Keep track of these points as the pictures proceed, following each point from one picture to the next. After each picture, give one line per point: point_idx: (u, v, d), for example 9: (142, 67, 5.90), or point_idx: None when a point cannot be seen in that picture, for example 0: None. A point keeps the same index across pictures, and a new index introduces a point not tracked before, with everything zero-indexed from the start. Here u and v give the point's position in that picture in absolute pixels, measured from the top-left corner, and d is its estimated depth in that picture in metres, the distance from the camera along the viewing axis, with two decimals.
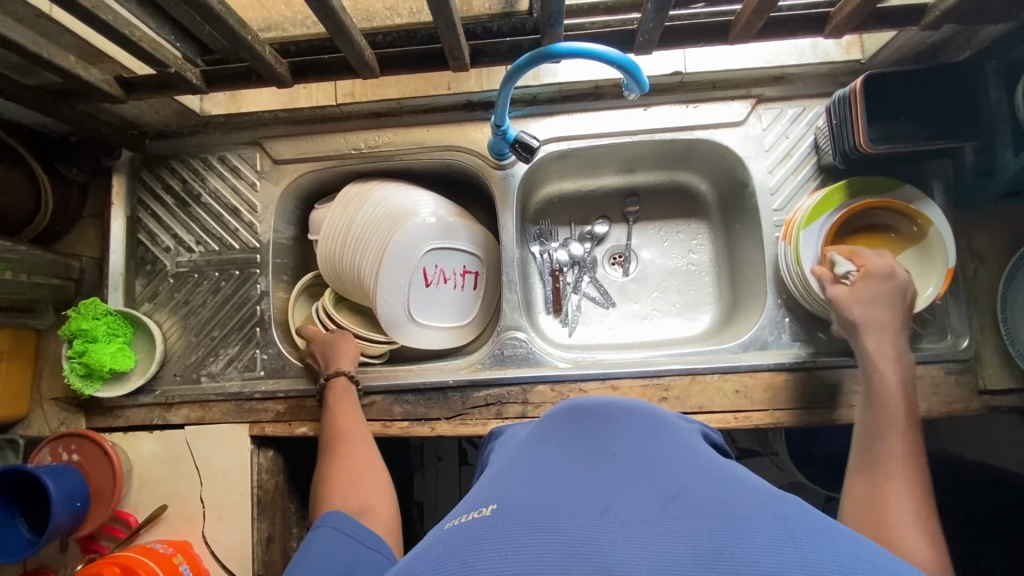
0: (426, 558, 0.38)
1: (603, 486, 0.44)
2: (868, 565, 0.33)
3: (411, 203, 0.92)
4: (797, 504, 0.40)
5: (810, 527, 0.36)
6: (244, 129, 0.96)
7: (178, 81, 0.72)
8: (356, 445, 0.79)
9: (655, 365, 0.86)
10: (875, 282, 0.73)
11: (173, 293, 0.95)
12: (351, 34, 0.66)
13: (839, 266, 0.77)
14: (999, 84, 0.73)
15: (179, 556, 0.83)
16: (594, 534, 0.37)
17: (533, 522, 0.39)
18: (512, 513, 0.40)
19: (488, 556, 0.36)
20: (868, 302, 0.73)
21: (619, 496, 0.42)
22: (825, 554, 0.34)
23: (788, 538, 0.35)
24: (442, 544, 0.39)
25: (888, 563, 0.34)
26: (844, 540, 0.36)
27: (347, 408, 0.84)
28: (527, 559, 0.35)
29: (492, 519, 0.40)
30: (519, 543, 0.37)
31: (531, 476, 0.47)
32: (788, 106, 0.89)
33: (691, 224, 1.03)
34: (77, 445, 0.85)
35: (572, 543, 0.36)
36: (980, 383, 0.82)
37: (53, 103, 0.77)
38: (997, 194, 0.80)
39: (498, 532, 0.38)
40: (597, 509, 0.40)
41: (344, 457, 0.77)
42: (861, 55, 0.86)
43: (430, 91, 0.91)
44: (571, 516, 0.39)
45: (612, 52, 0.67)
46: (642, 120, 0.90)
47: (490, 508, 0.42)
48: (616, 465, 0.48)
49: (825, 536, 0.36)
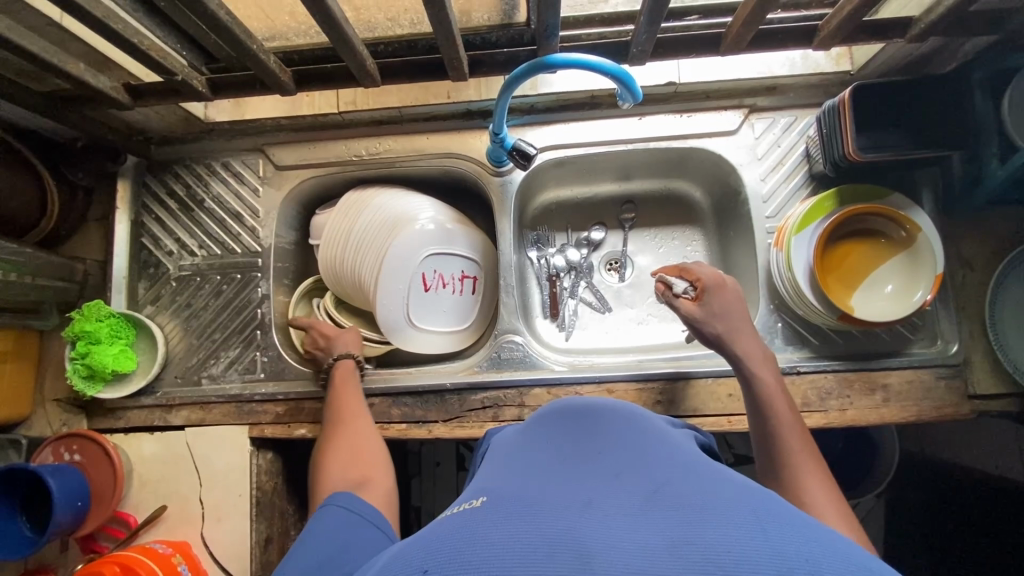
0: (417, 548, 0.40)
1: (588, 482, 0.45)
2: (837, 557, 0.34)
3: (409, 209, 0.93)
4: (774, 499, 0.41)
5: (786, 521, 0.38)
6: (248, 136, 0.98)
7: (184, 88, 0.74)
8: (357, 427, 0.80)
9: (650, 369, 0.87)
10: (716, 294, 0.76)
11: (175, 296, 0.97)
12: (354, 43, 0.68)
13: (675, 284, 0.79)
14: (985, 95, 0.76)
15: (178, 556, 0.83)
16: (577, 524, 0.39)
17: (519, 512, 0.40)
18: (501, 506, 0.41)
19: (474, 545, 0.37)
20: (717, 315, 0.75)
21: (601, 492, 0.44)
22: (798, 546, 0.35)
23: (763, 531, 0.36)
24: (432, 534, 0.41)
25: (858, 555, 0.35)
26: (815, 532, 0.37)
27: (350, 393, 0.85)
28: (511, 548, 0.36)
29: (481, 512, 0.41)
30: (505, 534, 0.38)
31: (521, 473, 0.49)
32: (780, 115, 0.91)
33: (686, 231, 1.05)
34: (78, 445, 0.86)
35: (553, 530, 0.38)
36: (969, 388, 0.83)
37: (61, 109, 0.79)
38: (985, 202, 0.81)
39: (485, 521, 0.39)
40: (579, 502, 0.42)
41: (342, 437, 0.79)
42: (851, 67, 0.88)
43: (431, 99, 0.92)
44: (557, 509, 0.40)
45: (605, 63, 0.68)
46: (637, 129, 0.92)
47: (480, 500, 0.44)
48: (602, 463, 0.49)
49: (801, 530, 0.37)
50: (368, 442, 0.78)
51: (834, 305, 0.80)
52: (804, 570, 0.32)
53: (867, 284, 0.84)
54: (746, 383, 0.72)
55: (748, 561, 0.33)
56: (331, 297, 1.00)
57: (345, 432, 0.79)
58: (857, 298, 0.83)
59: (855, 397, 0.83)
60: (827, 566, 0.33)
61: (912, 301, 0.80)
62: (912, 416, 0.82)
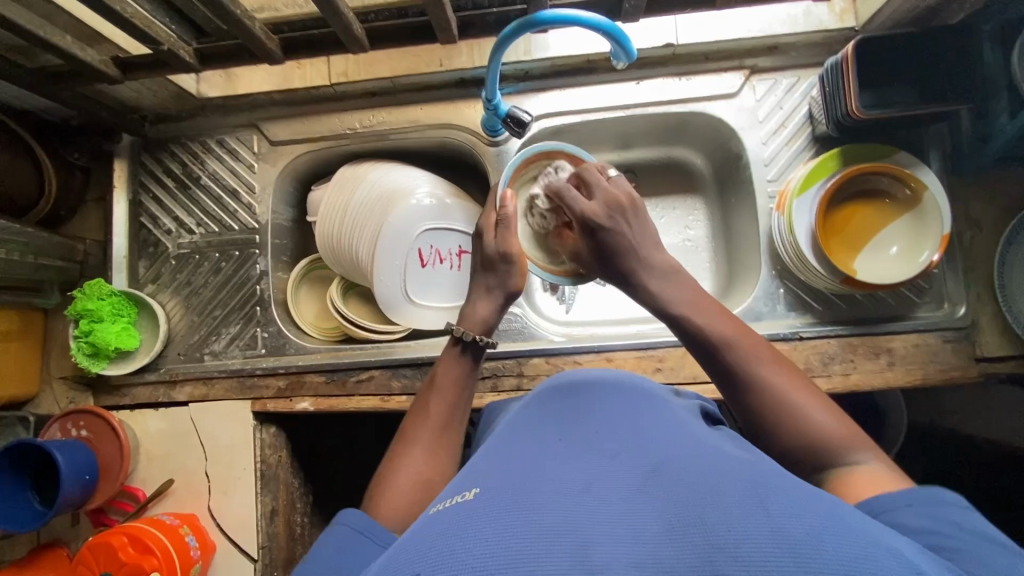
0: (411, 542, 0.38)
1: (588, 463, 0.45)
2: (842, 533, 0.34)
3: (406, 182, 0.93)
4: (779, 476, 0.41)
5: (790, 496, 0.37)
6: (241, 111, 0.97)
7: (172, 58, 0.73)
8: (443, 415, 0.67)
9: (650, 338, 0.87)
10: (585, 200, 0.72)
11: (175, 274, 0.97)
12: (339, 7, 0.67)
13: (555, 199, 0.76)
14: (993, 48, 0.74)
15: (185, 527, 0.85)
16: (578, 514, 0.38)
17: (515, 501, 0.39)
18: (497, 493, 0.41)
19: (470, 535, 0.36)
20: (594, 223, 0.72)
21: (600, 476, 0.43)
22: (802, 522, 0.34)
23: (767, 508, 0.36)
24: (426, 529, 0.39)
25: (862, 528, 0.35)
26: (819, 505, 0.36)
27: (452, 393, 0.68)
28: (508, 539, 0.36)
29: (478, 499, 0.40)
30: (502, 522, 0.37)
31: (518, 454, 0.48)
32: (782, 76, 0.89)
33: (687, 200, 1.03)
34: (84, 421, 0.88)
35: (553, 522, 0.37)
36: (976, 350, 0.81)
37: (52, 85, 0.78)
38: (994, 159, 0.79)
39: (482, 512, 0.38)
40: (580, 488, 0.41)
41: (419, 429, 0.65)
42: (855, 23, 0.84)
43: (424, 68, 0.90)
44: (554, 495, 0.40)
45: (598, 19, 0.67)
46: (635, 94, 0.90)
47: (474, 491, 0.42)
48: (599, 443, 0.49)
49: (805, 505, 0.36)
50: (450, 444, 0.66)
51: (836, 268, 0.79)
52: (810, 551, 0.32)
53: (870, 248, 0.82)
54: (688, 329, 0.62)
55: (753, 544, 0.33)
56: (336, 282, 0.99)
57: (427, 423, 0.66)
58: (859, 261, 0.82)
59: (859, 361, 0.82)
60: (833, 543, 0.32)
61: (919, 261, 0.78)
62: (917, 379, 0.81)
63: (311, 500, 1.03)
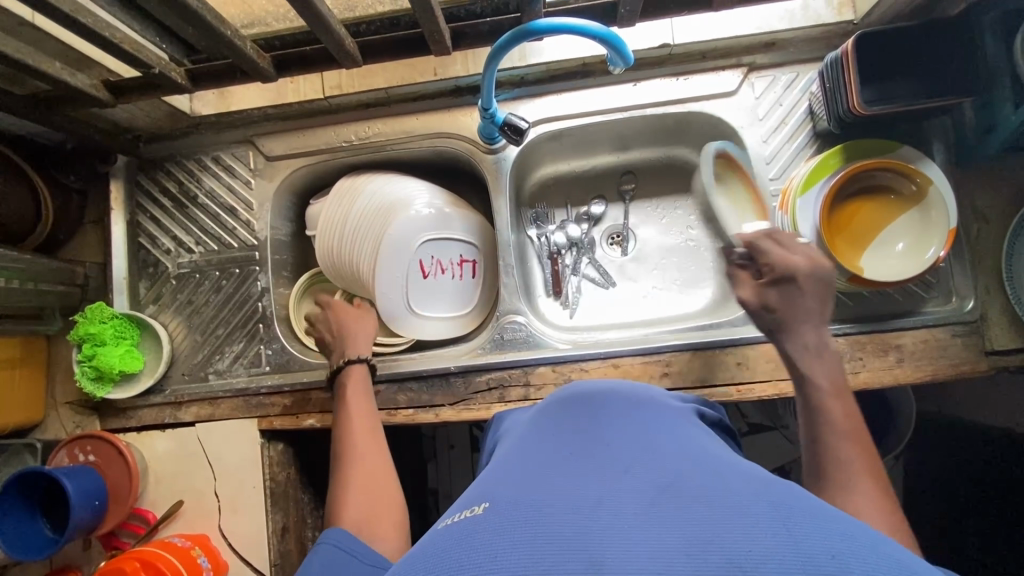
0: (419, 558, 0.39)
1: (597, 476, 0.44)
2: (861, 550, 0.33)
3: (404, 194, 0.92)
4: (792, 489, 0.40)
5: (806, 514, 0.36)
6: (235, 127, 0.96)
7: (163, 81, 0.72)
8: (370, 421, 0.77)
9: (657, 342, 0.86)
10: (784, 290, 0.67)
11: (177, 294, 0.97)
12: (330, 23, 0.66)
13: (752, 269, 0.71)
14: (996, 37, 0.72)
15: (196, 549, 0.85)
16: (588, 526, 0.37)
17: (523, 518, 0.38)
18: (506, 510, 0.40)
19: (479, 558, 0.36)
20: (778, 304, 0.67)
21: (612, 485, 0.42)
22: (816, 540, 0.34)
23: (784, 527, 0.35)
24: (436, 546, 0.39)
25: (883, 549, 0.34)
26: (835, 523, 0.36)
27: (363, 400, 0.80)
28: (517, 560, 0.35)
29: (490, 517, 0.40)
30: (512, 542, 0.36)
31: (527, 467, 0.48)
32: (781, 73, 0.87)
33: (688, 199, 1.03)
34: (92, 446, 0.87)
35: (564, 539, 0.36)
36: (985, 344, 0.80)
37: (45, 112, 0.78)
38: (999, 151, 0.78)
39: (491, 531, 0.38)
40: (591, 500, 0.40)
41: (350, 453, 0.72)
42: (854, 16, 0.83)
43: (417, 78, 0.89)
44: (564, 510, 0.39)
45: (594, 26, 0.66)
46: (632, 95, 0.89)
47: (482, 507, 0.42)
48: (609, 454, 0.48)
49: (821, 523, 0.35)
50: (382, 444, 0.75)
51: (843, 267, 0.78)
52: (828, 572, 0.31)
53: (877, 246, 0.82)
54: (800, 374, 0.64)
55: (772, 563, 0.32)
56: (337, 296, 0.99)
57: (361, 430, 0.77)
58: (866, 259, 0.81)
59: (867, 359, 0.81)
60: (851, 563, 0.32)
61: (926, 258, 0.77)
62: (925, 375, 0.80)
63: (321, 514, 1.02)
